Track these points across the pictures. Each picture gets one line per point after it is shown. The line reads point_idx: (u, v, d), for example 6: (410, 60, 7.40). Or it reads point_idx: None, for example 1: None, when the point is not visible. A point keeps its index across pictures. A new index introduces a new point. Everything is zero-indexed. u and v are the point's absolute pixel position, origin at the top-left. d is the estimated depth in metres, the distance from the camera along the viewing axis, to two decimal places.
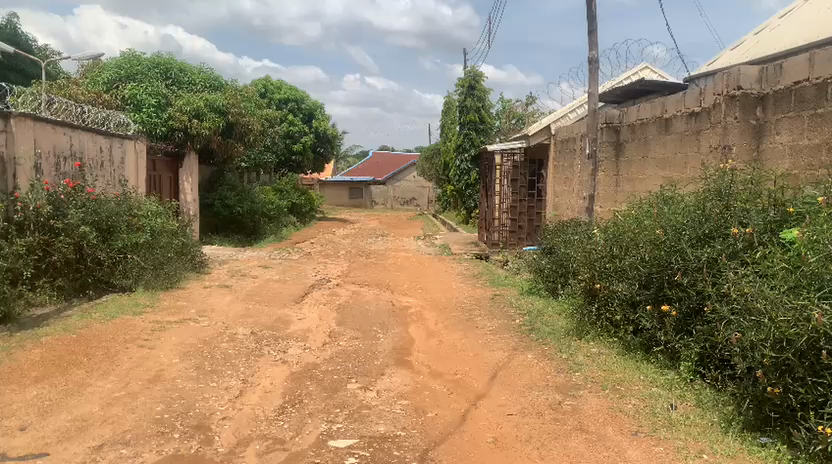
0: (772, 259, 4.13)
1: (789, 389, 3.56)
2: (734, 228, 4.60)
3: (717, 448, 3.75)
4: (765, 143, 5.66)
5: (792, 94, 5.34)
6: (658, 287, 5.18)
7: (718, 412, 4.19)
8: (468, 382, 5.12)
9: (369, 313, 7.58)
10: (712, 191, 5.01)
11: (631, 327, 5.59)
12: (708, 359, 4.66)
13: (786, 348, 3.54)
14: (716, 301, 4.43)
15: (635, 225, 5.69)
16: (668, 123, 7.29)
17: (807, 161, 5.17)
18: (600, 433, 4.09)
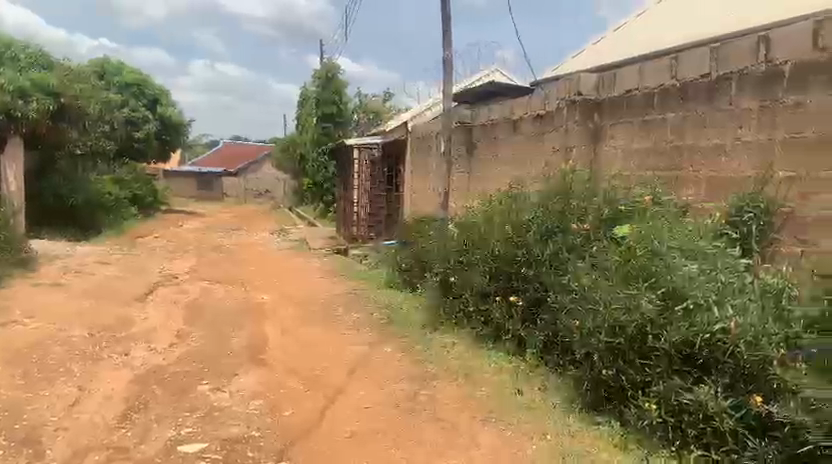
0: (606, 252, 4.45)
1: (621, 371, 3.90)
2: (573, 224, 4.95)
3: (559, 428, 4.02)
4: (601, 146, 6.14)
5: (623, 102, 5.83)
6: (507, 280, 5.47)
7: (559, 395, 4.50)
8: (324, 378, 5.07)
9: (220, 311, 7.28)
10: (555, 188, 5.37)
11: (481, 317, 5.84)
12: (550, 345, 4.97)
13: (618, 334, 3.85)
14: (557, 292, 4.74)
15: (485, 220, 5.93)
16: (515, 126, 7.68)
17: (636, 164, 5.67)
18: (454, 421, 4.24)
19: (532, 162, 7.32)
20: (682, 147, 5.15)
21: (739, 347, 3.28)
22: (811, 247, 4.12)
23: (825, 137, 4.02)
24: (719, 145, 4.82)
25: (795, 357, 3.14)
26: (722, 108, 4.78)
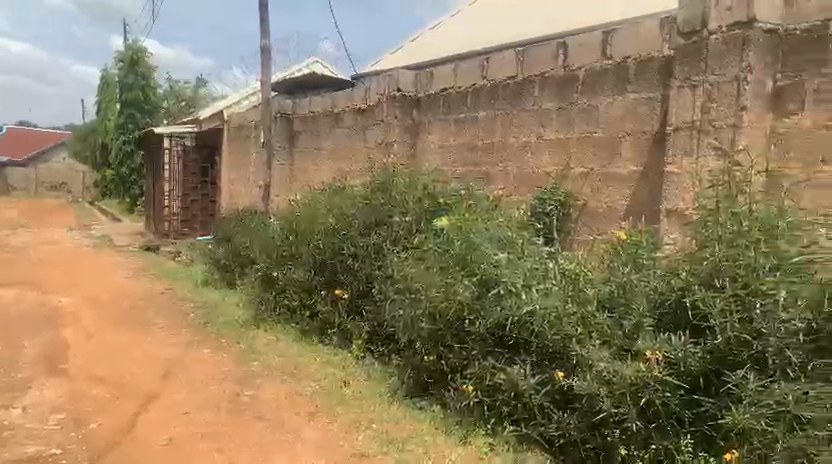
0: (425, 242, 4.64)
1: (442, 355, 4.13)
2: (395, 216, 5.08)
3: (383, 416, 4.11)
4: (420, 141, 6.35)
5: (440, 100, 6.08)
6: (331, 272, 5.49)
7: (385, 382, 4.62)
8: (136, 385, 4.70)
9: (7, 318, 6.45)
10: (377, 183, 5.44)
11: (306, 311, 5.80)
12: (376, 336, 5.09)
13: (439, 320, 4.07)
14: (382, 283, 4.88)
15: (308, 213, 5.89)
16: (337, 119, 7.70)
17: (453, 159, 5.94)
18: (280, 419, 4.15)
19: (353, 156, 7.37)
20: (493, 144, 5.50)
21: (542, 327, 3.53)
22: (602, 235, 4.59)
23: (612, 137, 4.51)
24: (524, 143, 5.21)
25: (589, 334, 3.42)
26: (528, 108, 5.16)
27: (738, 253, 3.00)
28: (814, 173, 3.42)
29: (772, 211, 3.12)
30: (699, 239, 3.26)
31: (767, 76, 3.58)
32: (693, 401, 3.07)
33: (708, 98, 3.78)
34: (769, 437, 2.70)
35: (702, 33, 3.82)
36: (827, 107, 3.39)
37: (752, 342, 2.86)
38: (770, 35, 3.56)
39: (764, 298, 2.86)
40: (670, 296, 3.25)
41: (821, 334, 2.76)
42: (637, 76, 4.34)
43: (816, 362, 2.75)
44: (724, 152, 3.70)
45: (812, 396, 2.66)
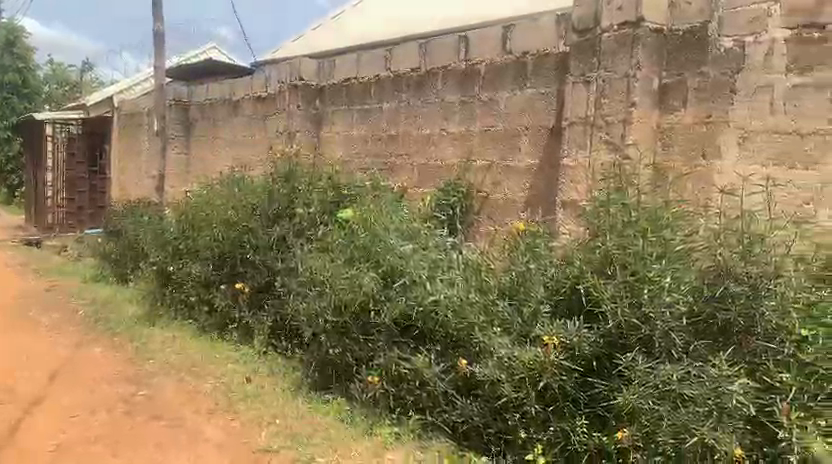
0: (330, 235, 4.61)
1: (347, 348, 4.10)
2: (298, 208, 5.00)
3: (287, 411, 4.05)
4: (323, 131, 6.26)
5: (343, 90, 6.01)
6: (232, 266, 5.33)
7: (289, 377, 4.54)
8: (18, 389, 4.38)
9: None
10: (280, 173, 5.31)
11: (206, 306, 5.60)
12: (279, 330, 4.98)
13: (343, 312, 4.04)
14: (287, 276, 4.79)
15: (207, 205, 5.68)
16: (236, 108, 7.45)
17: (357, 150, 5.91)
18: (179, 418, 4.00)
19: (255, 145, 7.18)
20: (397, 135, 5.52)
21: (446, 317, 3.62)
22: (502, 225, 4.71)
23: (512, 130, 4.63)
24: (427, 135, 5.26)
25: (491, 322, 3.52)
26: (431, 100, 5.21)
27: (628, 242, 3.17)
28: (696, 168, 3.66)
29: (657, 203, 3.35)
30: (592, 228, 3.39)
31: (653, 74, 3.78)
32: (587, 383, 3.19)
33: (601, 94, 3.94)
34: (655, 415, 2.85)
35: (595, 32, 3.99)
36: (706, 105, 3.63)
37: (640, 326, 3.02)
38: (656, 36, 3.77)
39: (651, 283, 3.04)
40: (565, 283, 3.37)
41: (701, 317, 2.98)
42: (535, 71, 4.47)
43: (696, 343, 2.96)
44: (614, 146, 3.84)
45: (694, 376, 2.86)
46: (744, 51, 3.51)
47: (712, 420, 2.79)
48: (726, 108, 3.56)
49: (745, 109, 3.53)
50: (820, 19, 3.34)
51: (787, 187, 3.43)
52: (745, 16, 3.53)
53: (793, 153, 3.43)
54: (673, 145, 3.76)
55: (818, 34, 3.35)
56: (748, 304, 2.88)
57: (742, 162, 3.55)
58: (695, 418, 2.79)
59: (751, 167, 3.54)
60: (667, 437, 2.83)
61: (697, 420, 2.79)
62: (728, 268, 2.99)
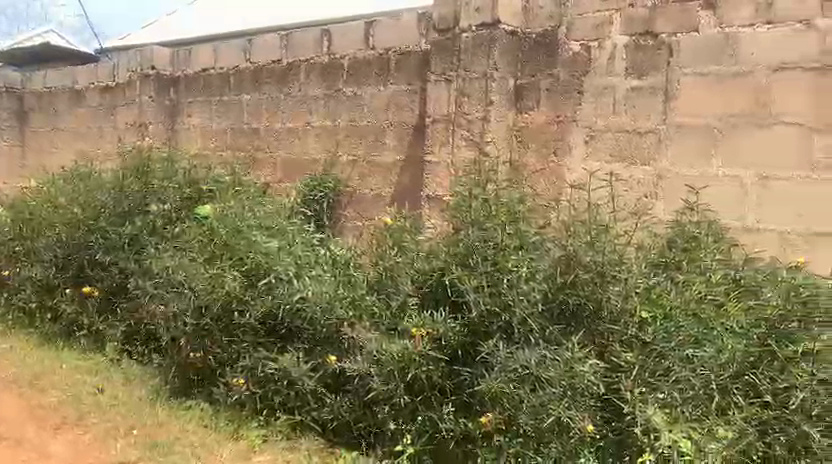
0: (188, 233, 4.37)
1: (210, 351, 3.93)
2: (153, 205, 4.70)
3: (145, 419, 3.82)
4: (179, 124, 5.96)
5: (200, 80, 5.75)
6: (78, 268, 4.93)
7: (146, 384, 4.26)
8: None
9: None
10: (131, 168, 4.96)
11: (48, 313, 5.12)
12: (134, 335, 4.68)
13: (205, 314, 3.89)
14: (140, 277, 4.46)
15: (47, 202, 5.21)
16: (80, 97, 6.90)
17: (216, 143, 5.68)
18: (19, 436, 3.63)
19: (102, 138, 6.67)
20: (260, 129, 5.37)
21: (314, 314, 3.63)
22: (369, 219, 4.74)
23: (376, 126, 4.67)
24: (292, 129, 5.17)
25: (360, 316, 3.58)
26: (294, 94, 5.12)
27: (488, 234, 3.32)
28: (548, 164, 3.91)
29: (513, 196, 3.52)
30: (454, 223, 3.50)
31: (508, 74, 3.96)
32: (453, 372, 3.30)
33: (461, 92, 4.05)
34: (516, 398, 3.00)
35: (455, 31, 4.10)
36: (557, 105, 3.88)
37: (500, 314, 3.17)
38: (512, 37, 3.96)
39: (510, 272, 3.20)
40: (430, 275, 3.46)
41: (555, 302, 3.14)
42: (397, 68, 4.54)
43: (550, 327, 3.11)
44: (474, 142, 3.99)
45: (549, 359, 3.01)
46: (590, 54, 3.78)
47: (567, 399, 2.93)
48: (575, 107, 3.83)
49: (591, 108, 3.79)
50: (655, 29, 3.57)
51: (627, 182, 3.68)
52: (592, 21, 3.79)
53: (630, 151, 3.66)
54: (527, 141, 3.99)
55: (652, 42, 3.58)
56: (595, 290, 3.07)
57: (590, 159, 3.80)
58: (552, 399, 2.94)
59: (596, 163, 3.78)
60: (527, 418, 2.97)
61: (553, 401, 2.94)
62: (576, 256, 3.14)
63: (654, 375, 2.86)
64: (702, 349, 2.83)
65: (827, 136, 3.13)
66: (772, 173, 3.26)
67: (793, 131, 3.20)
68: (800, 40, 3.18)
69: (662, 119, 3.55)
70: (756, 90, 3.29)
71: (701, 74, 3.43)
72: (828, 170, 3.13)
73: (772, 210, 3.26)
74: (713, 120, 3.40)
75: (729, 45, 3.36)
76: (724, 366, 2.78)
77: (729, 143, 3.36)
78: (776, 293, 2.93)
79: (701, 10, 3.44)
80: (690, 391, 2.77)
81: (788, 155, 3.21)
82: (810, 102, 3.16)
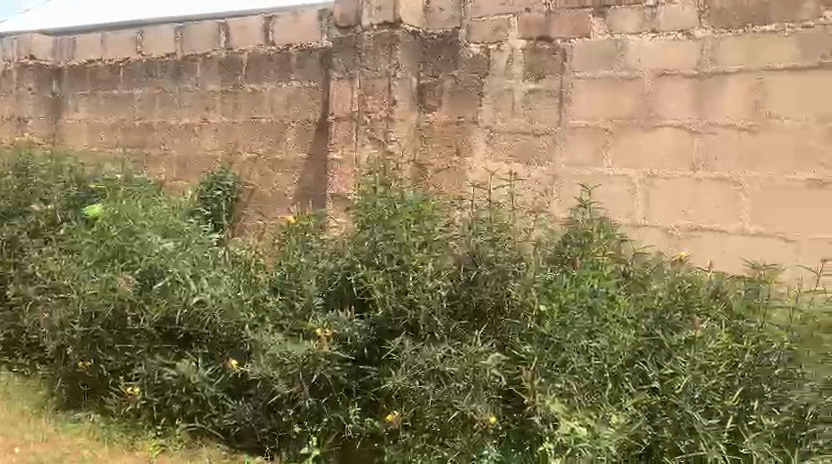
0: (77, 233, 4.05)
1: (100, 359, 3.70)
2: (33, 204, 4.35)
3: (28, 437, 3.57)
4: (62, 119, 5.59)
5: (85, 72, 5.42)
6: None
7: (29, 398, 3.97)
8: None
9: None
10: (8, 165, 4.59)
11: None
12: (14, 345, 4.36)
13: (94, 320, 3.63)
14: (21, 283, 4.18)
15: None
16: None
17: (105, 140, 5.38)
18: None
19: None
20: (152, 124, 5.13)
21: (214, 317, 3.51)
22: (270, 219, 4.63)
23: (278, 123, 4.58)
24: (187, 125, 4.97)
25: (262, 319, 3.53)
26: (190, 89, 4.93)
27: (393, 232, 3.31)
28: (450, 163, 3.98)
29: (418, 196, 3.53)
30: (359, 222, 3.50)
31: (411, 73, 4.01)
32: (359, 371, 3.33)
33: (364, 91, 4.05)
34: (421, 394, 3.06)
35: (357, 29, 4.09)
36: (458, 106, 3.95)
37: (407, 310, 3.20)
38: (414, 38, 4.01)
39: (415, 270, 3.23)
40: (334, 276, 3.44)
41: (458, 299, 3.22)
42: (298, 65, 4.47)
43: (454, 324, 3.18)
44: (378, 141, 4.02)
45: (453, 354, 3.09)
46: (489, 56, 3.87)
47: (471, 393, 3.01)
48: (475, 109, 3.91)
49: (490, 109, 3.88)
50: (549, 34, 3.72)
51: (524, 181, 3.80)
52: (490, 25, 3.87)
53: (528, 152, 3.79)
54: (429, 141, 4.04)
55: (547, 46, 3.73)
56: (496, 285, 3.17)
57: (490, 158, 3.89)
58: (456, 393, 3.02)
59: (495, 162, 3.88)
60: (433, 414, 3.07)
61: (457, 395, 3.02)
62: (479, 253, 3.22)
63: (551, 365, 2.97)
64: (595, 341, 2.95)
65: (705, 138, 3.33)
66: (657, 172, 3.46)
67: (675, 134, 3.40)
68: (681, 48, 3.38)
69: (557, 120, 3.71)
70: (642, 95, 3.48)
71: (593, 78, 3.60)
72: (706, 169, 3.33)
73: (657, 208, 3.46)
74: (604, 122, 3.58)
75: (617, 51, 3.54)
76: (616, 355, 2.93)
77: (618, 144, 3.55)
78: (662, 285, 3.11)
79: (592, 17, 3.60)
80: (585, 379, 2.92)
81: (671, 155, 3.41)
82: (689, 106, 3.36)
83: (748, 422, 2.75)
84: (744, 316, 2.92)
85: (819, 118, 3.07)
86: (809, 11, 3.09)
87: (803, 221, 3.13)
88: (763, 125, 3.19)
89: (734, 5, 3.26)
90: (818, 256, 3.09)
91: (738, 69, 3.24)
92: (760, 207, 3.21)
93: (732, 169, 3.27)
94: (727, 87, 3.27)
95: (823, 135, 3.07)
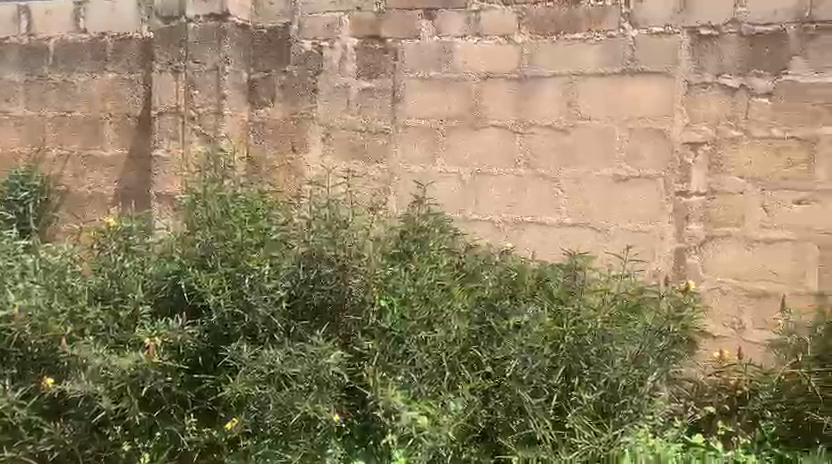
0: None
1: None
2: None
3: None
4: None
5: None
6: None
7: None
8: None
9: None
10: None
11: None
12: None
13: None
14: None
15: None
16: None
17: None
18: None
19: None
20: None
21: (25, 334, 3.14)
22: (87, 222, 4.26)
23: (92, 118, 4.21)
24: None
25: (82, 332, 3.19)
26: None
27: (226, 233, 3.25)
28: (286, 160, 3.94)
29: (250, 194, 3.50)
30: (190, 221, 3.40)
31: (242, 68, 3.90)
32: (194, 381, 3.24)
33: (190, 84, 3.86)
34: (262, 399, 3.01)
35: (180, 19, 3.85)
36: (293, 102, 3.90)
37: (243, 315, 3.13)
38: (243, 31, 3.89)
39: (252, 271, 3.16)
40: (164, 282, 3.31)
41: (298, 299, 3.18)
42: (115, 54, 4.14)
43: (294, 324, 3.14)
44: (206, 137, 3.87)
45: (295, 355, 3.04)
46: (321, 53, 3.85)
47: (314, 393, 3.00)
48: (309, 106, 3.88)
49: (325, 107, 3.87)
50: (380, 33, 3.77)
51: (362, 178, 3.85)
52: (321, 22, 3.85)
53: (363, 149, 3.83)
54: (263, 137, 3.96)
55: (378, 45, 3.78)
56: (339, 279, 3.15)
57: (327, 155, 3.89)
58: (298, 395, 2.99)
59: (331, 160, 3.89)
60: (274, 418, 2.99)
61: (299, 396, 2.98)
62: (320, 253, 3.17)
63: (393, 359, 3.09)
64: (433, 332, 3.09)
65: (526, 138, 3.57)
66: (484, 170, 3.65)
67: (500, 133, 3.61)
68: (502, 53, 3.58)
69: (391, 119, 3.78)
70: (469, 96, 3.65)
71: (424, 78, 3.71)
72: (528, 167, 3.57)
73: (486, 202, 3.66)
74: (435, 122, 3.71)
75: (445, 53, 3.67)
76: (453, 343, 3.08)
77: (449, 143, 3.70)
78: (493, 275, 3.31)
79: (421, 19, 3.70)
80: (425, 370, 3.04)
81: (497, 153, 3.62)
82: (511, 108, 3.58)
83: (569, 398, 2.98)
84: (561, 300, 3.17)
85: (620, 120, 3.40)
86: (611, 23, 3.39)
87: (610, 212, 3.45)
88: (575, 126, 3.48)
89: (548, 14, 3.48)
90: (623, 242, 3.44)
91: (552, 74, 3.50)
92: (574, 200, 3.51)
93: (551, 166, 3.54)
94: (544, 91, 3.52)
95: (625, 134, 3.40)
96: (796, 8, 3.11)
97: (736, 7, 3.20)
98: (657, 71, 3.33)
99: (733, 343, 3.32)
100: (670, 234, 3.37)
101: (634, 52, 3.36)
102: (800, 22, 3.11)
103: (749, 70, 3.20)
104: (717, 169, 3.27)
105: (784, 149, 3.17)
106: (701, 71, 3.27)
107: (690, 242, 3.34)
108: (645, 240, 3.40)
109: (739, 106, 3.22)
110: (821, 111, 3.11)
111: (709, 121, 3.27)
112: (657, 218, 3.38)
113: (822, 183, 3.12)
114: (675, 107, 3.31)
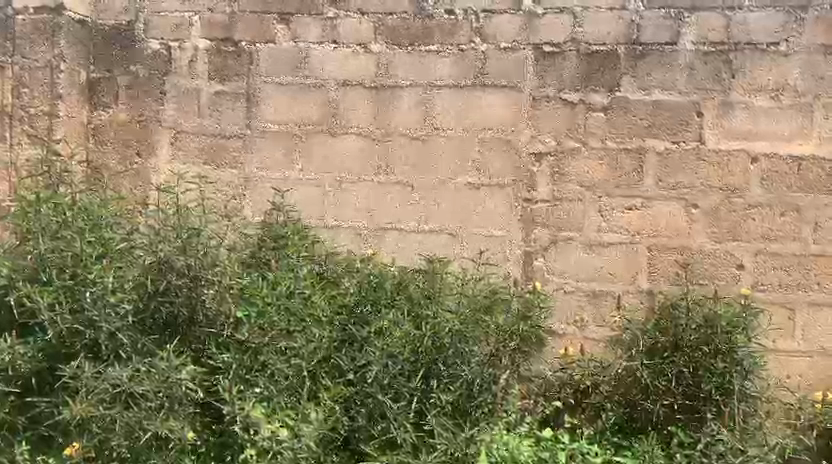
0: None
1: None
2: None
3: None
4: None
5: None
6: None
7: None
8: None
9: None
10: None
11: None
12: None
13: None
14: None
15: None
16: None
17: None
18: None
19: None
20: None
21: None
22: None
23: None
24: None
25: None
26: None
27: (63, 244, 3.04)
28: (131, 165, 3.78)
29: (94, 201, 3.31)
30: (22, 231, 3.18)
31: (81, 66, 3.71)
32: (27, 404, 3.02)
33: (19, 82, 3.61)
34: (107, 420, 2.77)
35: (6, 11, 3.61)
36: (138, 104, 3.75)
37: (84, 331, 2.91)
38: (81, 25, 3.68)
39: (94, 285, 2.96)
40: None
41: (146, 313, 3.02)
42: None
43: (143, 339, 2.95)
44: (40, 139, 3.62)
45: (143, 371, 2.85)
46: (170, 54, 3.71)
47: (164, 411, 2.84)
48: (157, 108, 3.74)
49: (173, 109, 3.73)
50: (234, 35, 3.67)
51: (215, 184, 3.74)
52: (170, 21, 3.70)
53: (217, 154, 3.72)
54: (107, 140, 3.78)
55: (231, 48, 3.67)
56: (189, 293, 3.00)
57: (177, 159, 3.75)
58: (148, 414, 2.80)
59: (183, 164, 3.75)
60: (121, 439, 2.78)
61: (150, 415, 2.80)
62: (169, 260, 3.00)
63: (251, 372, 2.97)
64: (294, 341, 3.03)
65: (382, 147, 3.61)
66: (343, 177, 3.65)
67: (358, 141, 3.62)
68: (359, 61, 3.60)
69: (247, 124, 3.69)
70: (326, 103, 3.63)
71: (279, 83, 3.65)
72: (386, 173, 3.62)
73: (346, 209, 3.66)
74: (290, 127, 3.66)
75: (302, 58, 3.63)
76: (314, 352, 3.04)
77: (305, 147, 3.66)
78: (353, 282, 3.35)
79: (276, 24, 3.64)
80: (284, 381, 2.96)
81: (355, 160, 3.64)
82: (369, 116, 3.61)
83: (430, 401, 2.96)
84: (419, 304, 3.18)
85: (470, 130, 3.54)
86: (462, 36, 3.51)
87: (464, 219, 3.58)
88: (430, 135, 3.57)
89: (403, 24, 3.55)
90: (476, 247, 3.58)
91: (409, 84, 3.57)
92: (430, 207, 3.60)
93: (407, 174, 3.60)
94: (401, 101, 3.58)
95: (477, 144, 3.53)
96: (625, 31, 3.39)
97: (574, 27, 3.43)
98: (505, 84, 3.50)
99: (576, 340, 3.54)
100: (519, 239, 3.55)
101: (484, 65, 3.51)
102: (629, 44, 3.39)
103: (586, 85, 3.44)
104: (559, 176, 3.49)
105: (617, 160, 3.44)
106: (545, 85, 3.47)
107: (537, 246, 3.54)
108: (496, 244, 3.56)
109: (578, 118, 3.46)
110: (647, 125, 3.41)
111: (552, 132, 3.48)
112: (508, 223, 3.55)
113: (650, 191, 3.42)
114: (522, 118, 3.49)
